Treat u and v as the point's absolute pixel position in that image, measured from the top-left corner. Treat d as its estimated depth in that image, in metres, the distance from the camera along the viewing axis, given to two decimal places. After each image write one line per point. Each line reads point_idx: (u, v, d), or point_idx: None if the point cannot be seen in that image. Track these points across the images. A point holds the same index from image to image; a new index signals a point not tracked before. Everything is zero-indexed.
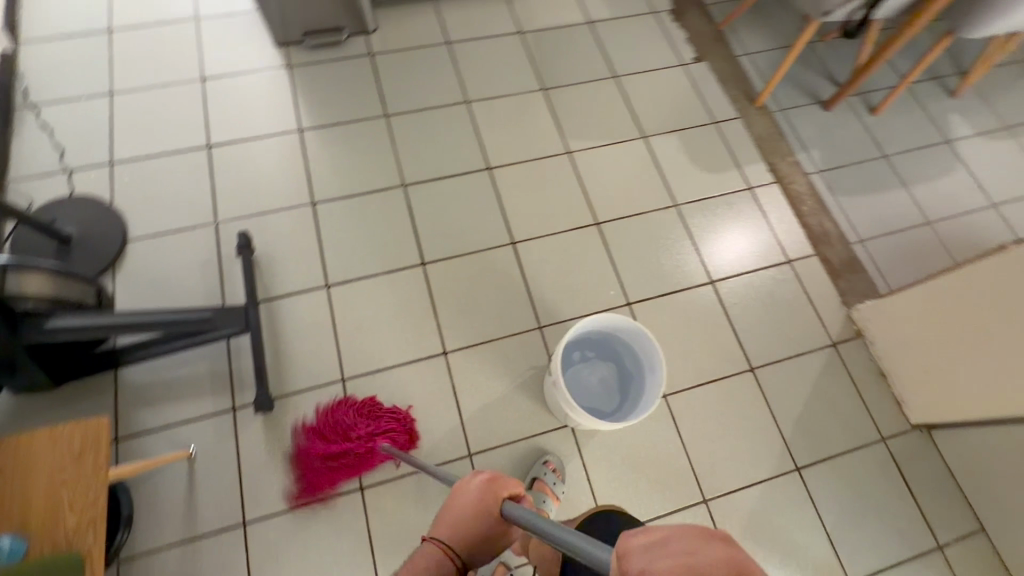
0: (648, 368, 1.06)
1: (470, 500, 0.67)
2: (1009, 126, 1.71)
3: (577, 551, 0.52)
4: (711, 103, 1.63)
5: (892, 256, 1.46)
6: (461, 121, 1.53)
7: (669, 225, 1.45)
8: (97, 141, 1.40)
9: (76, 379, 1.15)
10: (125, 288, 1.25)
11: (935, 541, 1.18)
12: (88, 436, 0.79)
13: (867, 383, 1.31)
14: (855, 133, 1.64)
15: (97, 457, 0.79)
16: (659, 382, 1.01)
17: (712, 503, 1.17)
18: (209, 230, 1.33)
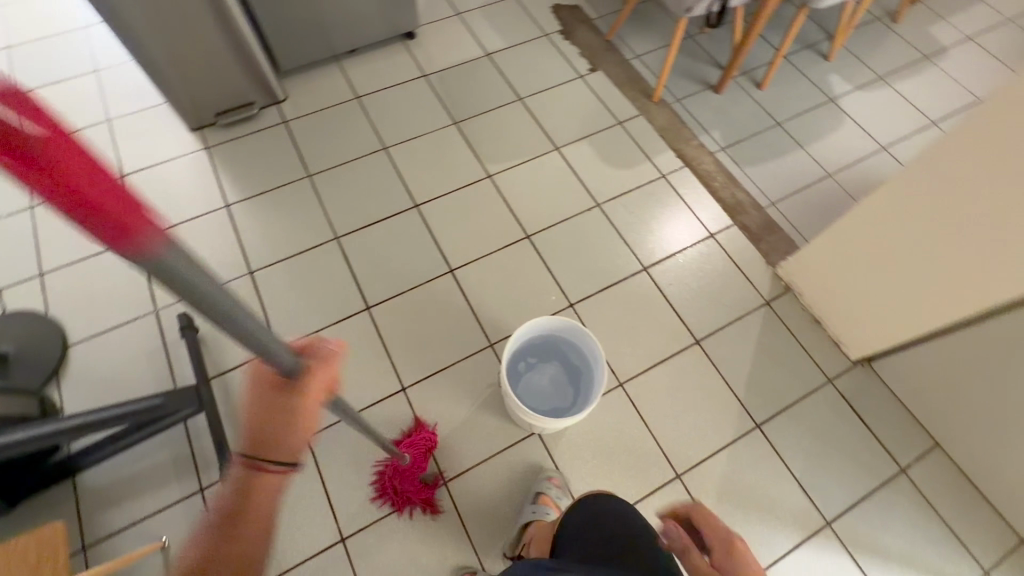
0: (592, 359, 1.11)
1: (257, 398, 0.56)
2: (882, 75, 1.87)
3: (256, 334, 0.47)
4: (612, 106, 1.74)
5: (802, 211, 1.57)
6: (383, 167, 1.59)
7: (595, 224, 1.53)
8: (23, 256, 1.40)
9: (33, 496, 1.13)
10: (72, 393, 1.24)
11: (898, 465, 1.24)
12: (45, 550, 0.69)
13: (805, 332, 1.39)
14: (747, 108, 1.77)
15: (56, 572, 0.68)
16: (603, 369, 1.07)
17: (686, 476, 1.21)
18: (150, 320, 1.34)
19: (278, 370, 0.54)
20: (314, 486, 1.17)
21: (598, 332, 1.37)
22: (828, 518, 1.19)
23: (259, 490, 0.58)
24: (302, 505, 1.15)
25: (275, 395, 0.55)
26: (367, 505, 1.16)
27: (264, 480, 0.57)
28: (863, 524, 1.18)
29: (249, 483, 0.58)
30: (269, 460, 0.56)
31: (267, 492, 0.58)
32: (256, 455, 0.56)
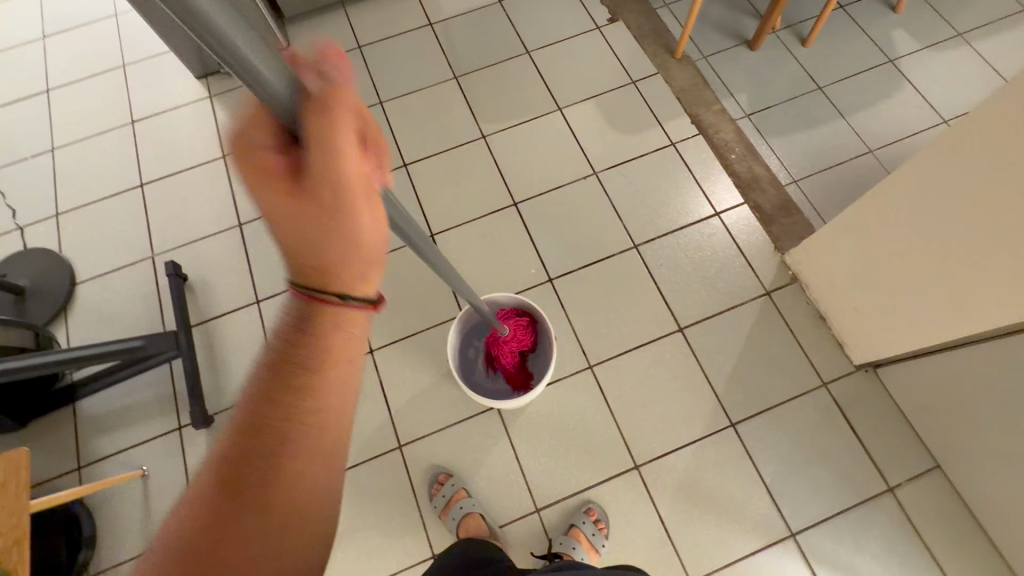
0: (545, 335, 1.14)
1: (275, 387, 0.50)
2: (962, 32, 1.57)
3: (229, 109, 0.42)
4: (629, 62, 1.57)
5: (829, 193, 1.40)
6: (376, 122, 1.54)
7: (590, 194, 1.42)
8: (44, 196, 1.50)
9: (39, 418, 1.25)
10: (77, 329, 1.35)
11: (884, 483, 1.13)
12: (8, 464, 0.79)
13: (805, 329, 1.26)
14: (786, 69, 1.55)
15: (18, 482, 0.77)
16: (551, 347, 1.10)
17: (644, 468, 1.16)
18: (147, 265, 1.41)
19: (279, 126, 0.43)
20: None
21: (574, 310, 1.30)
22: (792, 530, 1.11)
23: (328, 349, 0.50)
24: None
25: (294, 189, 0.44)
26: None
27: (327, 321, 0.50)
28: (832, 540, 1.10)
29: (304, 354, 0.50)
30: (326, 296, 0.50)
31: (345, 353, 0.52)
32: (304, 287, 0.50)
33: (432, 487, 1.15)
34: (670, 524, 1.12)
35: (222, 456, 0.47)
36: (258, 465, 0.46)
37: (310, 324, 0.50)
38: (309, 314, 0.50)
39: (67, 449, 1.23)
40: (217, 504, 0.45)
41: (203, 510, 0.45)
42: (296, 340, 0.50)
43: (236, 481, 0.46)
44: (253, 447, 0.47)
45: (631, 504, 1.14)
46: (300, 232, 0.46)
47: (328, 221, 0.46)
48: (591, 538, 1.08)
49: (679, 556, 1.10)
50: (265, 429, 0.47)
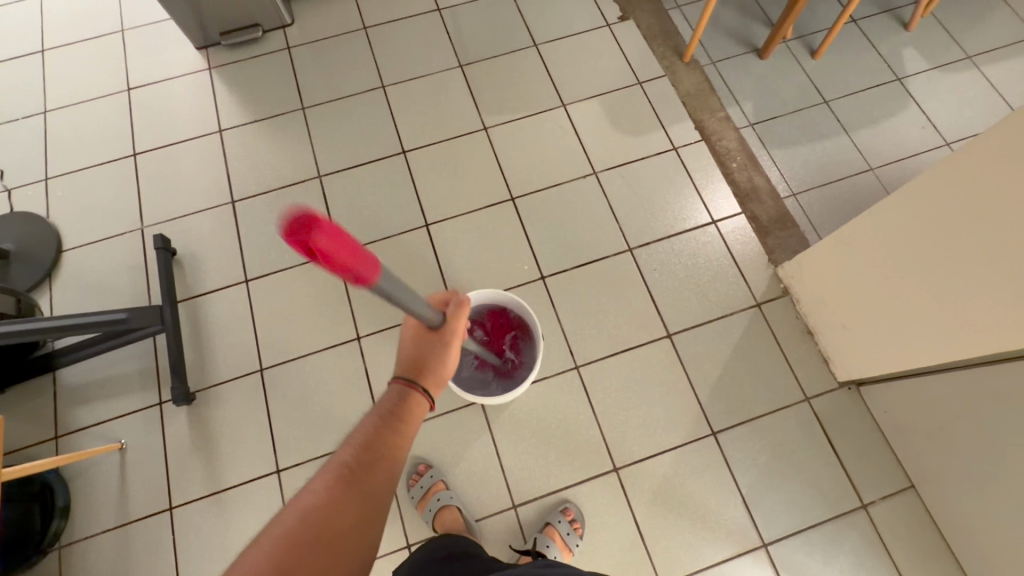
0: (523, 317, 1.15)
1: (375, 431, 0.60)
2: (971, 56, 1.56)
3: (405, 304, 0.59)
4: (636, 63, 1.56)
5: (827, 208, 1.40)
6: (377, 106, 1.52)
7: (588, 194, 1.41)
8: (34, 159, 1.47)
9: (18, 385, 1.23)
10: (61, 297, 1.34)
11: (858, 500, 1.14)
12: None
13: (792, 343, 1.26)
14: (793, 79, 1.54)
15: None
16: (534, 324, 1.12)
17: (622, 471, 1.17)
18: (136, 236, 1.39)
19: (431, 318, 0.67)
20: (259, 417, 1.22)
21: (564, 310, 1.30)
22: (765, 540, 1.12)
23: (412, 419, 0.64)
24: (246, 432, 1.21)
25: (429, 338, 0.68)
26: (304, 443, 1.20)
27: (417, 405, 0.66)
28: (803, 553, 1.11)
29: (400, 419, 0.63)
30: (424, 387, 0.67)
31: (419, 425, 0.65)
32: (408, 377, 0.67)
33: (411, 478, 1.16)
34: (645, 528, 1.13)
35: (334, 481, 0.53)
36: (364, 495, 0.54)
37: (408, 404, 0.65)
38: (409, 396, 0.66)
39: (45, 417, 1.21)
40: (332, 512, 0.51)
41: (320, 512, 0.51)
42: (397, 409, 0.64)
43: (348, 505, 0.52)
44: (360, 478, 0.55)
45: (607, 506, 1.15)
46: (423, 355, 0.68)
47: (442, 356, 0.69)
48: (566, 537, 1.08)
49: (652, 560, 1.11)
50: (372, 465, 0.56)
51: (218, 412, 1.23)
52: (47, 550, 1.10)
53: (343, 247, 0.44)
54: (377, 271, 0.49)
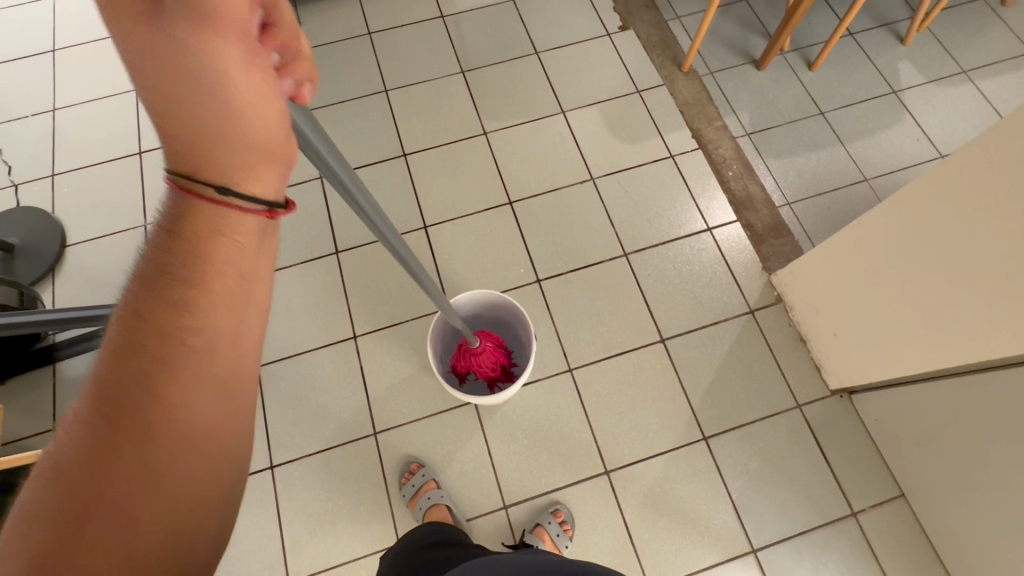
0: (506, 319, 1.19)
1: (130, 305, 0.36)
2: (966, 70, 1.59)
3: None
4: (635, 72, 1.58)
5: (821, 217, 1.41)
6: (379, 110, 1.55)
7: (585, 199, 1.43)
8: (41, 155, 1.50)
9: (19, 377, 1.25)
10: (63, 291, 1.36)
11: (848, 508, 1.15)
12: None
13: (785, 350, 1.27)
14: (790, 90, 1.56)
15: None
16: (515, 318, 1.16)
17: (614, 474, 1.17)
18: (139, 233, 1.41)
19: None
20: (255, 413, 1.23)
21: (559, 314, 1.31)
22: (754, 546, 1.12)
23: (216, 266, 0.38)
24: None
25: (172, 41, 0.32)
26: (299, 439, 1.21)
27: (217, 220, 0.38)
28: (792, 559, 1.11)
29: (187, 274, 0.37)
30: (214, 184, 0.37)
31: (237, 266, 0.39)
32: (182, 173, 0.37)
33: (403, 476, 1.17)
34: (635, 531, 1.13)
35: (84, 412, 0.34)
36: (128, 416, 0.34)
37: (195, 225, 0.38)
38: (195, 210, 0.37)
39: (43, 409, 1.23)
40: (88, 455, 0.33)
41: (74, 467, 0.33)
42: (178, 257, 0.37)
43: (110, 449, 0.33)
44: (122, 393, 0.34)
45: (598, 508, 1.15)
46: (187, 107, 0.35)
47: (225, 90, 0.35)
48: (556, 538, 1.09)
49: (641, 563, 1.11)
50: (142, 376, 0.35)
51: None
52: None
53: None
54: None
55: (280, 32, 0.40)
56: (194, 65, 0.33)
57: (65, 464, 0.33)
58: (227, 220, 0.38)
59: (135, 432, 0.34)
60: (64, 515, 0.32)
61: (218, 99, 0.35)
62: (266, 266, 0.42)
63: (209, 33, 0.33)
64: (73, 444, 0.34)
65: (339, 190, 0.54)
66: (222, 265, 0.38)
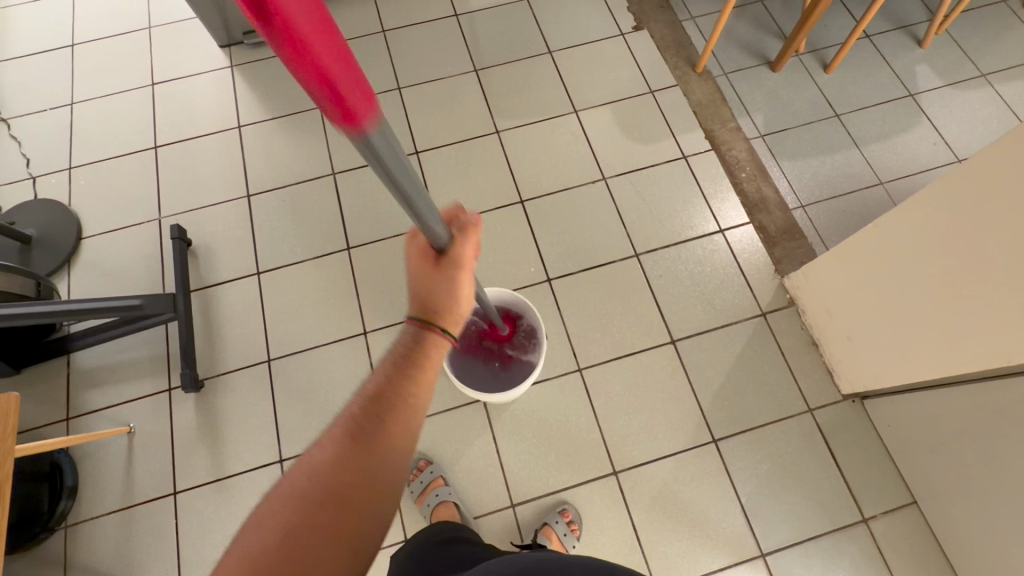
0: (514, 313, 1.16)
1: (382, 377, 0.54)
2: (985, 73, 1.57)
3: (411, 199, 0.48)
4: (649, 72, 1.58)
5: (836, 221, 1.40)
6: (392, 108, 1.55)
7: (597, 199, 1.43)
8: (59, 148, 1.52)
9: (34, 366, 1.26)
10: (79, 282, 1.37)
11: (859, 514, 1.13)
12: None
13: (797, 353, 1.26)
14: (806, 93, 1.55)
15: (5, 428, 0.77)
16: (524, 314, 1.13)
17: (622, 475, 1.17)
18: (153, 226, 1.43)
19: (431, 244, 0.57)
20: (266, 407, 1.24)
21: (569, 313, 1.31)
22: (763, 550, 1.11)
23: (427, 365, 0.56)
24: (253, 421, 1.23)
25: (437, 270, 0.58)
26: (307, 434, 1.22)
27: (432, 344, 0.57)
28: (801, 564, 1.10)
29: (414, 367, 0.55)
30: (440, 326, 0.57)
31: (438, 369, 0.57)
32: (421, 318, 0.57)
33: (411, 473, 1.17)
34: (642, 532, 1.13)
35: (339, 441, 0.49)
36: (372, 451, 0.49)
37: (425, 344, 0.57)
38: (423, 340, 0.56)
39: (58, 398, 1.24)
40: (339, 473, 0.47)
41: (327, 478, 0.47)
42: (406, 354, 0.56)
43: (349, 469, 0.48)
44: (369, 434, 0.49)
45: (605, 508, 1.15)
46: (430, 292, 0.58)
47: (455, 287, 0.59)
48: (563, 538, 1.09)
49: (649, 565, 1.11)
50: (376, 420, 0.50)
51: (225, 401, 1.25)
52: (54, 528, 1.12)
53: (335, 50, 0.28)
54: (374, 114, 0.34)
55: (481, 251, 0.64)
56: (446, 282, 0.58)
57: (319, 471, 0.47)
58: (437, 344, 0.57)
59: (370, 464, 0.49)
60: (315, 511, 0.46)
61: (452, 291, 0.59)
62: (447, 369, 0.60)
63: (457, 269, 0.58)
64: (328, 466, 0.47)
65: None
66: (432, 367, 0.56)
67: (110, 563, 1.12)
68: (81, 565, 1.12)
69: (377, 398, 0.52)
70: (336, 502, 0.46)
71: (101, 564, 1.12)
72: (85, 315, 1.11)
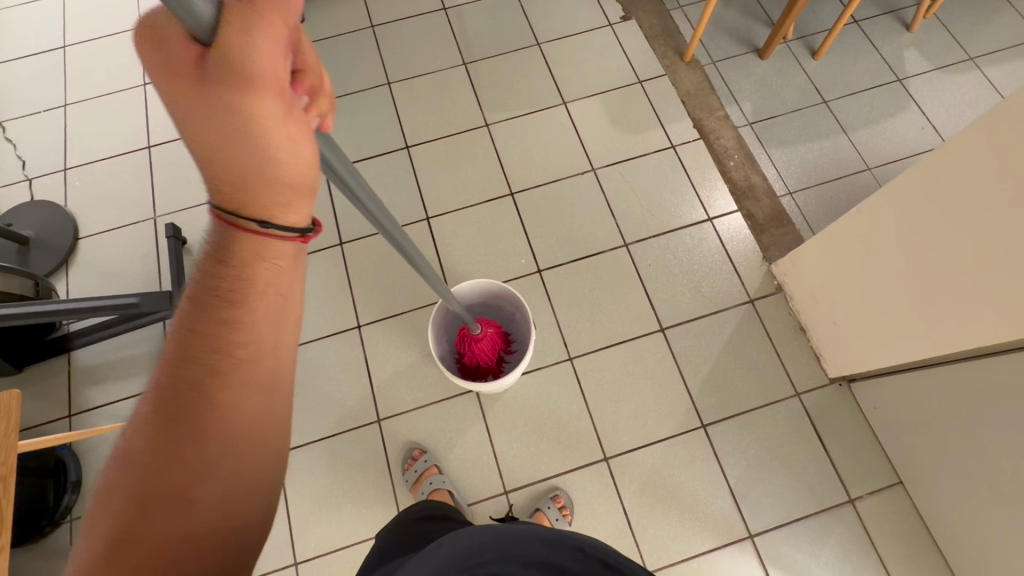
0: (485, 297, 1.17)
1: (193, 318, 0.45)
2: (973, 57, 1.57)
3: None
4: (637, 62, 1.58)
5: (824, 206, 1.41)
6: (382, 103, 1.56)
7: (586, 190, 1.44)
8: (53, 150, 1.53)
9: (35, 365, 1.29)
10: (77, 282, 1.40)
11: (846, 495, 1.15)
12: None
13: (785, 339, 1.28)
14: (794, 80, 1.55)
15: (7, 424, 0.79)
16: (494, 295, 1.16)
17: (612, 461, 1.19)
18: (148, 225, 1.45)
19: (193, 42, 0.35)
20: None
21: (559, 303, 1.33)
22: (751, 531, 1.14)
23: (253, 289, 0.46)
24: None
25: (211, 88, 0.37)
26: (304, 425, 1.24)
27: (253, 246, 0.45)
28: (789, 544, 1.12)
29: (227, 298, 0.45)
30: (254, 219, 0.45)
31: (273, 284, 0.47)
32: (226, 211, 0.45)
33: (406, 461, 1.19)
34: (633, 516, 1.15)
35: (153, 410, 0.44)
36: (188, 410, 0.44)
37: (237, 251, 0.45)
38: (237, 244, 0.45)
39: (60, 396, 1.27)
40: (155, 445, 0.43)
41: (145, 452, 0.43)
42: (222, 278, 0.46)
43: (165, 443, 0.43)
44: (180, 395, 0.44)
45: (597, 493, 1.17)
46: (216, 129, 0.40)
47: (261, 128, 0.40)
48: (555, 522, 1.11)
49: (639, 548, 1.13)
50: (189, 384, 0.44)
51: None
52: (60, 522, 1.15)
53: None
54: None
55: (313, 73, 0.45)
56: (226, 116, 0.39)
57: (139, 449, 0.44)
58: (266, 251, 0.46)
59: (188, 425, 0.44)
60: (139, 489, 0.42)
61: (246, 138, 0.41)
62: (297, 279, 0.50)
63: (248, 87, 0.38)
64: (144, 439, 0.44)
65: (352, 198, 0.58)
66: (258, 287, 0.46)
67: None
68: None
69: (182, 358, 0.45)
70: (162, 474, 0.43)
71: None
72: (88, 312, 1.14)
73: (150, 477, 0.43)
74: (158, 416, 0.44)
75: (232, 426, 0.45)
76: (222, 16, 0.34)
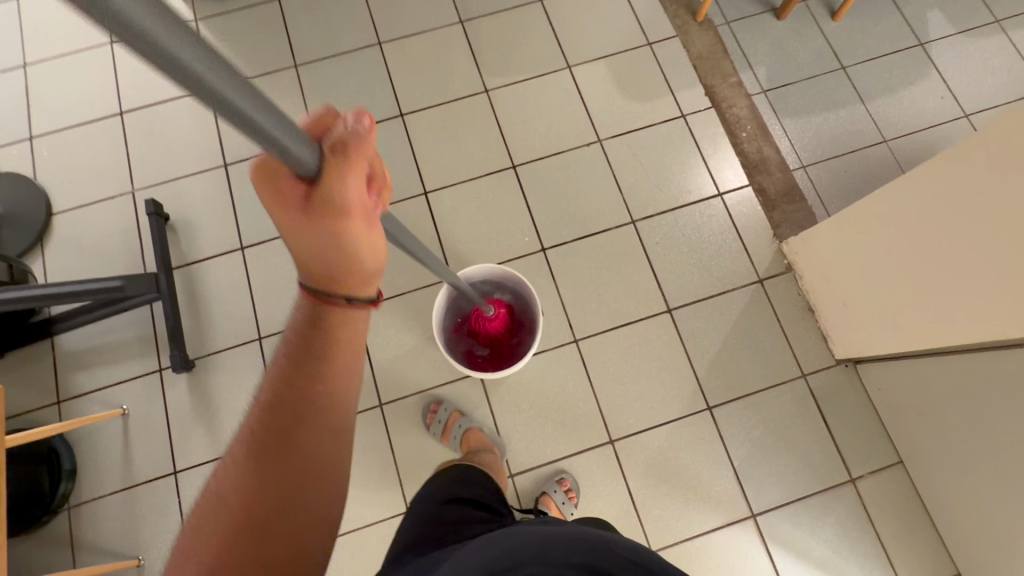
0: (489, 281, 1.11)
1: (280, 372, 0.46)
2: (1000, 19, 1.48)
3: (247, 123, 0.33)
4: (646, 21, 1.47)
5: (837, 181, 1.36)
6: (373, 65, 1.45)
7: (592, 163, 1.37)
8: (16, 117, 1.41)
9: (17, 350, 1.23)
10: (55, 262, 1.32)
11: (847, 475, 1.17)
12: None
13: (793, 319, 1.26)
14: (811, 43, 1.46)
15: None
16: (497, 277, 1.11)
17: (618, 443, 1.19)
18: (127, 200, 1.36)
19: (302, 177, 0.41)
20: None
21: (564, 283, 1.28)
22: (754, 511, 1.15)
23: (338, 345, 0.48)
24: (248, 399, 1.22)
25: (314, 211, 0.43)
26: None
27: (340, 317, 0.48)
28: (790, 522, 1.14)
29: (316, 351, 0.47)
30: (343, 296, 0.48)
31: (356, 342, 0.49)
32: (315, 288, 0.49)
33: (425, 415, 1.19)
34: (638, 497, 1.16)
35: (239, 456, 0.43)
36: (276, 457, 0.43)
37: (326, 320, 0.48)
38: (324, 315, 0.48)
39: (46, 382, 1.22)
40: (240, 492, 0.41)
41: (228, 499, 0.41)
42: (311, 336, 0.48)
43: (252, 488, 0.41)
44: (269, 441, 0.43)
45: (602, 476, 1.17)
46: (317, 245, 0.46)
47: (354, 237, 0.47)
48: (561, 506, 1.12)
49: (643, 528, 1.14)
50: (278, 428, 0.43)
51: (219, 380, 1.23)
52: (57, 511, 1.13)
53: None
54: None
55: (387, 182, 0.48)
56: (322, 231, 0.45)
57: (221, 497, 0.42)
58: (351, 320, 0.49)
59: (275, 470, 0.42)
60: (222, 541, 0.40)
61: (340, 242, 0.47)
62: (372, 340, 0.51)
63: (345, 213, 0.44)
64: (229, 483, 0.42)
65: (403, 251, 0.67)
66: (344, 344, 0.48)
67: (116, 541, 1.14)
68: (88, 544, 1.13)
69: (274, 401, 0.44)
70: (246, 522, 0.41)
71: (107, 542, 1.14)
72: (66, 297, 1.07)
73: (233, 524, 0.40)
74: (247, 458, 0.43)
75: (315, 470, 0.43)
76: (321, 162, 0.40)
